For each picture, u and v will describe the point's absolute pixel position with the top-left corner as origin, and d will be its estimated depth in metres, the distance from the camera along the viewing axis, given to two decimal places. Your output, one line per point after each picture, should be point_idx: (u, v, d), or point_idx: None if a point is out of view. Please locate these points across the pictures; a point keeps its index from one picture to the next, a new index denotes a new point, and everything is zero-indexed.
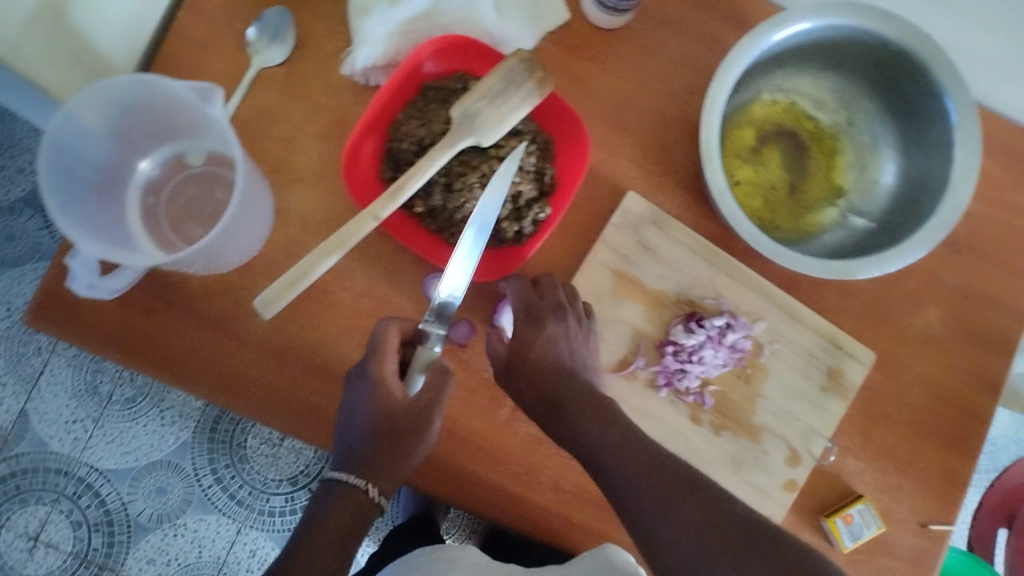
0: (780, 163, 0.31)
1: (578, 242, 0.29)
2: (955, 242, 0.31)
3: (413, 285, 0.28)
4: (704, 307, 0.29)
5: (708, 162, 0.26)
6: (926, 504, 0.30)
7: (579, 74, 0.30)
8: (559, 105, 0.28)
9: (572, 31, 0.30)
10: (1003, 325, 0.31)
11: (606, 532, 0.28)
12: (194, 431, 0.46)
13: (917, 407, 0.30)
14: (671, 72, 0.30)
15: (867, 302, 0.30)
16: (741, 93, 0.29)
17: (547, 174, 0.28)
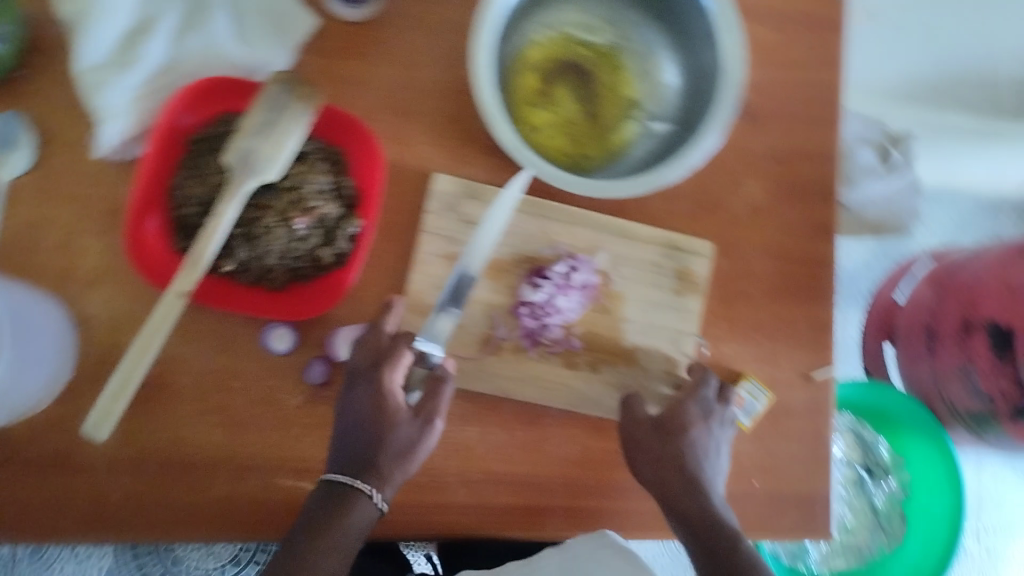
0: (571, 95, 0.31)
1: (405, 241, 0.29)
2: (753, 113, 0.31)
3: (253, 342, 0.27)
4: (542, 258, 0.30)
5: (493, 123, 0.26)
6: (804, 359, 0.31)
7: (347, 74, 0.28)
8: (336, 115, 0.27)
9: (325, 33, 0.28)
10: (821, 174, 0.32)
11: (522, 503, 0.29)
12: (116, 556, 0.44)
13: (769, 277, 0.31)
14: (437, 41, 0.29)
15: (693, 198, 0.31)
16: (509, 42, 0.29)
17: (346, 187, 0.27)
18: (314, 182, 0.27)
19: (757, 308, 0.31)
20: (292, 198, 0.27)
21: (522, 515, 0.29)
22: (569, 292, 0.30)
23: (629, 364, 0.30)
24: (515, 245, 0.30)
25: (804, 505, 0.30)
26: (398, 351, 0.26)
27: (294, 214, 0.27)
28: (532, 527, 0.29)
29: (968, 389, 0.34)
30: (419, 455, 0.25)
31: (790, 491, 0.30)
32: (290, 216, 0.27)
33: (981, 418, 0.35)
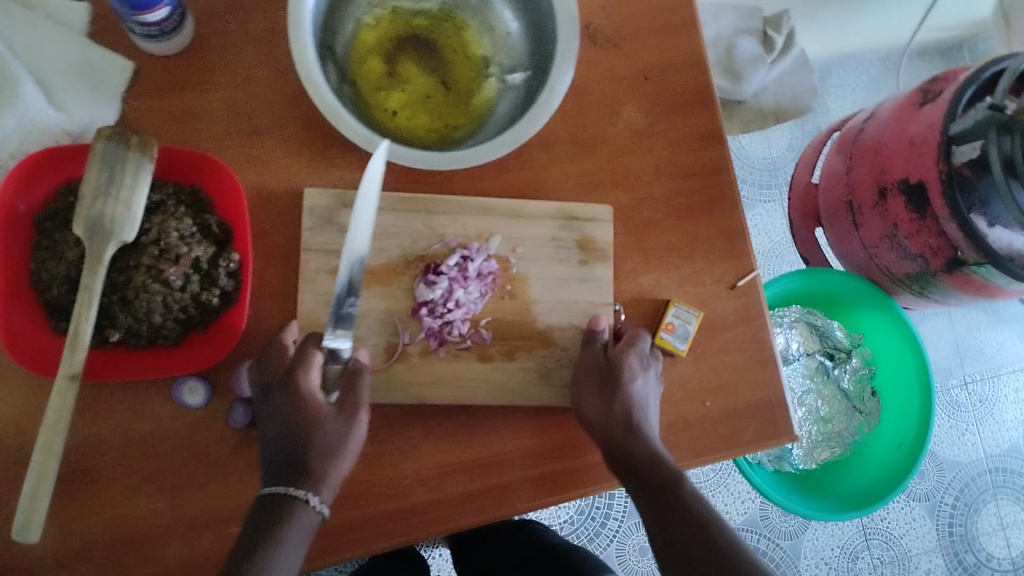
0: (419, 68, 0.30)
1: (292, 267, 0.28)
2: (607, 36, 0.31)
3: (164, 402, 0.27)
4: (434, 254, 0.29)
5: (341, 121, 0.25)
6: (726, 268, 0.30)
7: (185, 109, 0.28)
8: (178, 153, 0.26)
9: (146, 75, 0.27)
10: (695, 79, 0.31)
11: (482, 484, 0.28)
12: None
13: (669, 198, 0.30)
14: (266, 54, 0.28)
15: (573, 138, 0.30)
16: (337, 33, 0.28)
17: (212, 224, 0.26)
18: (177, 227, 0.26)
19: (665, 232, 0.30)
20: (159, 250, 0.25)
21: (482, 502, 0.28)
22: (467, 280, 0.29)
23: (543, 344, 0.29)
24: (404, 246, 0.29)
25: (764, 413, 0.30)
26: (308, 352, 0.25)
27: (165, 266, 0.25)
28: (495, 510, 0.28)
29: (899, 252, 0.34)
30: (349, 450, 0.24)
31: (747, 404, 0.30)
32: (161, 268, 0.25)
33: (919, 278, 0.35)
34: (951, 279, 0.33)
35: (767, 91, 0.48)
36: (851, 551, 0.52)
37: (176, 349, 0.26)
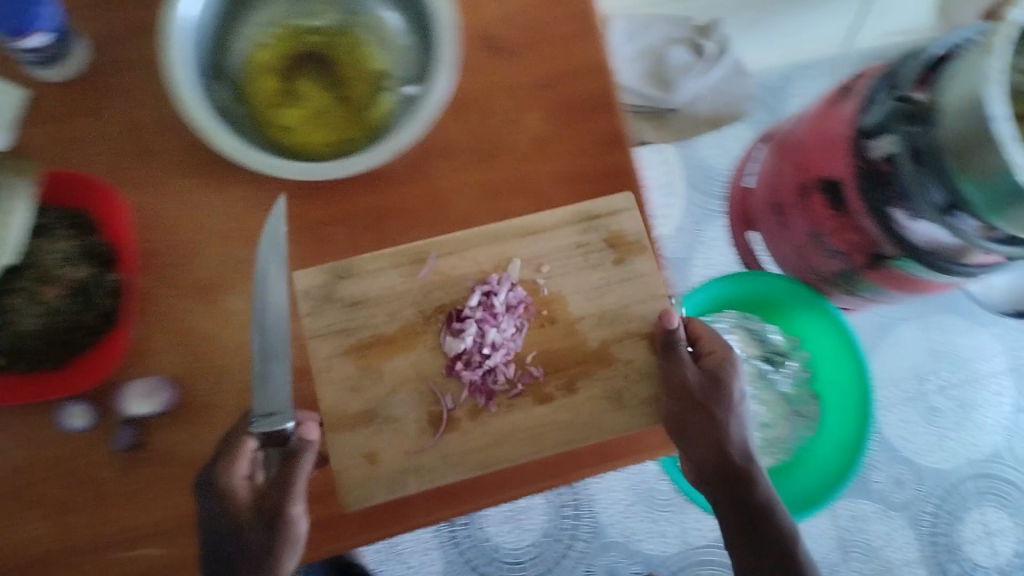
0: (314, 83, 0.35)
1: (151, 282, 0.35)
2: (494, 45, 0.39)
3: (53, 421, 0.34)
4: (370, 299, 0.39)
5: (214, 135, 0.31)
6: (585, 278, 0.39)
7: (64, 158, 0.36)
8: (58, 179, 0.34)
9: (37, 108, 0.36)
10: (589, 82, 0.39)
11: (319, 491, 0.37)
12: None
13: (528, 206, 0.39)
14: (152, 96, 0.36)
15: (466, 130, 0.39)
16: (228, 51, 0.34)
17: (95, 243, 0.34)
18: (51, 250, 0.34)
19: (614, 297, 0.39)
20: (37, 274, 0.34)
21: (321, 500, 0.37)
22: (496, 312, 0.39)
23: (607, 364, 0.38)
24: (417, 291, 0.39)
25: (614, 399, 0.38)
26: (241, 442, 0.32)
27: (43, 288, 0.34)
28: (342, 506, 0.36)
29: (825, 249, 0.49)
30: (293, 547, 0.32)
31: (603, 393, 0.38)
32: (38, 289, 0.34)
33: (849, 276, 0.49)
34: (879, 274, 0.46)
35: (701, 99, 0.63)
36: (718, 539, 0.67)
37: (53, 373, 0.33)
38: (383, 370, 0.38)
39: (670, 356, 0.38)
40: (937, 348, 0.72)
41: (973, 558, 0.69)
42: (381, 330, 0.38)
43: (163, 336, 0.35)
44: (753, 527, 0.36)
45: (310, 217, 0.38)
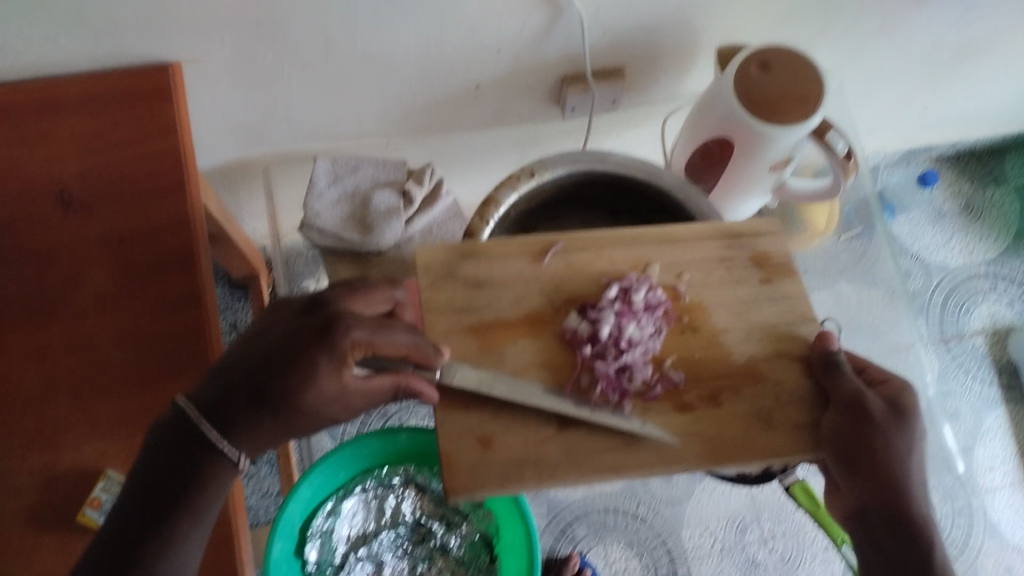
0: (92, 300, 0.73)
1: (185, 336, 0.72)
2: (145, 197, 0.75)
3: (238, 386, 0.55)
4: (548, 279, 0.62)
5: (138, 309, 0.72)
6: (662, 280, 0.63)
7: (111, 329, 0.72)
8: (132, 327, 0.72)
9: (86, 326, 0.72)
10: (169, 194, 0.76)
11: (519, 431, 0.56)
12: (409, 560, 1.09)
13: (200, 282, 0.74)
14: (117, 311, 0.72)
15: (168, 257, 0.74)
16: (75, 291, 0.73)
17: (172, 324, 0.72)
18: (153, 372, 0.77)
19: (755, 315, 0.61)
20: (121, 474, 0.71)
21: (521, 441, 0.56)
22: (637, 310, 0.61)
23: (711, 351, 0.60)
24: (545, 284, 0.62)
25: (725, 378, 0.59)
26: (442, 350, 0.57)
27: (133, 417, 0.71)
28: (540, 454, 0.56)
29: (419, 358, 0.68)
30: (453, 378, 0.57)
31: (709, 373, 0.59)
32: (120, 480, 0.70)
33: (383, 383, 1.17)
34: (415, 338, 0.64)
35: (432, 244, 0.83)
36: None
37: (223, 394, 0.55)
38: (534, 352, 0.60)
39: (827, 370, 0.58)
40: (868, 327, 1.18)
41: None
42: (506, 317, 0.61)
43: (164, 361, 0.71)
44: (901, 551, 0.53)
45: (171, 302, 0.73)
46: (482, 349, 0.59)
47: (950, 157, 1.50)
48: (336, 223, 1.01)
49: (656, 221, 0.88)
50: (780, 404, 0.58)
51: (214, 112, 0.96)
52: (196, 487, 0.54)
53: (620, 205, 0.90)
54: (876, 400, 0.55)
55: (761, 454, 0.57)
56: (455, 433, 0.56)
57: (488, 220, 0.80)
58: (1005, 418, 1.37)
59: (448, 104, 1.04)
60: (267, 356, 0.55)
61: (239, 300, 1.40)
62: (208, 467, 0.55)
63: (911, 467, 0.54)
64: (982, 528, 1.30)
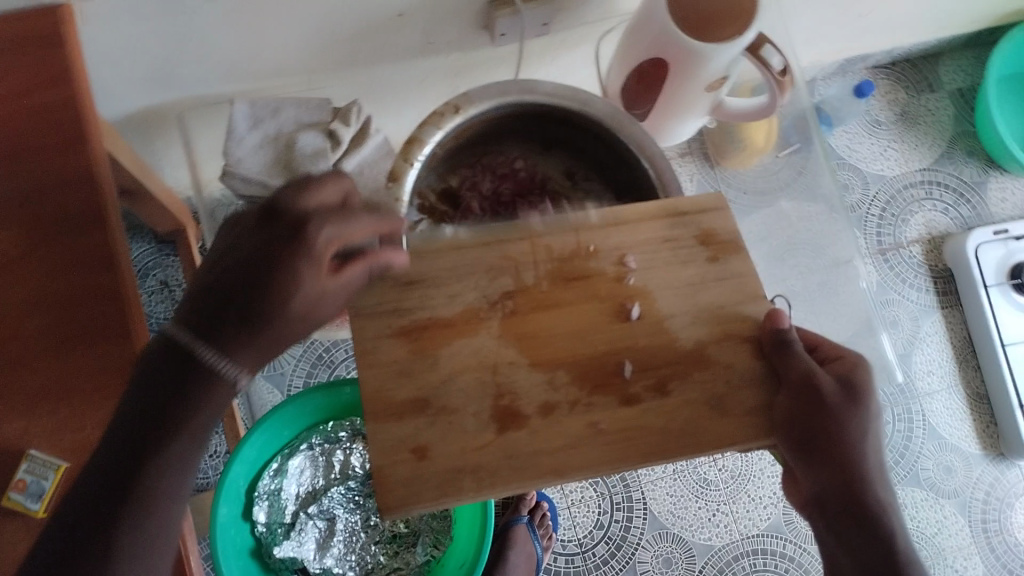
0: (13, 275, 0.74)
1: (110, 303, 0.75)
2: (49, 167, 0.75)
3: (208, 324, 0.51)
4: (492, 272, 0.55)
5: (61, 276, 0.75)
6: (605, 262, 0.56)
7: (35, 299, 0.74)
8: (57, 295, 0.75)
9: (11, 300, 0.74)
10: (73, 162, 0.76)
11: (462, 442, 0.52)
12: (361, 515, 1.05)
13: (121, 246, 0.76)
14: (39, 281, 0.75)
15: (81, 224, 0.75)
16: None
17: (95, 290, 0.75)
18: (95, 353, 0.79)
19: (704, 297, 0.56)
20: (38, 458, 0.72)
21: (460, 451, 0.52)
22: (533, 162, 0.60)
23: (663, 332, 0.55)
24: (480, 279, 0.55)
25: (675, 363, 0.54)
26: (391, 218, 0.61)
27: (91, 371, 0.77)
28: (480, 455, 0.52)
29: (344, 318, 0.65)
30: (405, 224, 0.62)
31: (661, 355, 0.54)
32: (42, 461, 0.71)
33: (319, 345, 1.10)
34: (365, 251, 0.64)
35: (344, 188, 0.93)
36: (600, 523, 1.24)
37: (207, 322, 0.51)
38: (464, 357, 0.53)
39: (778, 351, 0.54)
40: (806, 240, 1.17)
41: (714, 542, 1.25)
42: (443, 316, 0.54)
43: (87, 330, 0.74)
44: (860, 526, 0.56)
45: (91, 266, 0.75)
46: (412, 340, 0.54)
47: (883, 66, 1.48)
48: (258, 167, 0.94)
49: (597, 153, 0.82)
50: (731, 389, 0.54)
51: (100, 58, 0.87)
52: (195, 408, 0.52)
53: (562, 138, 0.84)
54: (826, 379, 0.55)
55: (715, 445, 0.53)
56: (388, 449, 0.51)
57: (412, 162, 0.72)
58: (941, 323, 1.40)
59: (367, 35, 0.96)
60: (237, 268, 0.51)
61: (168, 256, 1.32)
62: (211, 383, 0.52)
63: (865, 448, 0.56)
64: (921, 432, 1.34)
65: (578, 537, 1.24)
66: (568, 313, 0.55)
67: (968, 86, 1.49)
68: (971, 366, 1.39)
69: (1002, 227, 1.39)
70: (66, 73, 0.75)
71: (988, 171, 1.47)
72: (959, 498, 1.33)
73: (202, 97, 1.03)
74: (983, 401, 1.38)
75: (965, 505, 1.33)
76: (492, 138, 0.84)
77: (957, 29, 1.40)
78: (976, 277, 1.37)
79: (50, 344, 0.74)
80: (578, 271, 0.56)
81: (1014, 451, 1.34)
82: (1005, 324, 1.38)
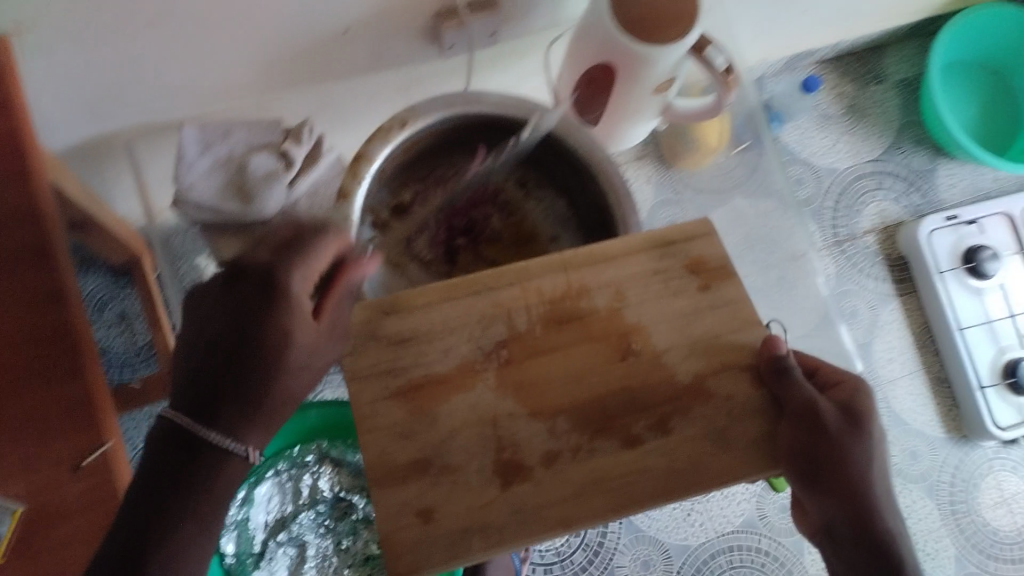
0: None
1: (59, 336, 0.72)
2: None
3: (213, 395, 0.55)
4: (485, 319, 0.53)
5: (6, 315, 0.72)
6: (602, 296, 0.54)
7: None
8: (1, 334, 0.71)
9: None
10: (16, 198, 0.73)
11: (464, 496, 0.49)
12: (332, 538, 1.01)
13: (73, 281, 0.74)
14: None
15: (26, 262, 0.73)
16: None
17: (44, 326, 0.72)
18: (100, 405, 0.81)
19: (699, 326, 0.53)
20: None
21: (465, 506, 0.49)
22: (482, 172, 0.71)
23: (662, 367, 0.52)
24: (473, 329, 0.53)
25: (678, 400, 0.52)
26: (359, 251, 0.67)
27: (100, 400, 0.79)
28: (488, 513, 0.49)
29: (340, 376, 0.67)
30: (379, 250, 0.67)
31: (662, 395, 0.52)
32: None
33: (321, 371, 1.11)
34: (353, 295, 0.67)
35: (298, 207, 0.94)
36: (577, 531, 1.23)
37: (210, 391, 0.55)
38: (450, 409, 0.51)
39: (778, 378, 0.52)
40: (767, 234, 1.17)
41: (689, 540, 1.25)
42: (437, 372, 0.52)
43: (36, 368, 0.71)
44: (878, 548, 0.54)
45: (39, 302, 0.72)
46: (409, 399, 0.51)
47: (829, 59, 1.50)
48: (210, 194, 0.92)
49: (546, 159, 0.81)
50: (732, 420, 0.51)
51: (39, 91, 0.84)
52: (202, 487, 0.55)
53: (528, 161, 0.83)
54: (828, 408, 0.53)
55: (720, 481, 0.50)
56: (394, 514, 0.48)
57: (361, 179, 0.70)
58: (899, 311, 1.43)
59: (316, 54, 0.95)
60: (225, 336, 0.55)
61: (122, 287, 1.28)
62: (216, 457, 0.55)
63: (877, 485, 0.54)
64: (886, 419, 1.37)
65: (555, 546, 1.23)
66: (565, 357, 0.52)
67: (912, 77, 1.52)
68: (931, 351, 1.42)
69: (952, 213, 1.43)
70: (5, 107, 0.73)
71: (936, 158, 1.50)
72: (928, 481, 1.35)
73: (147, 125, 1.00)
74: (944, 384, 1.41)
75: (933, 487, 1.35)
76: (441, 153, 0.82)
77: (899, 21, 1.43)
78: (930, 265, 1.40)
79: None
80: (570, 313, 0.54)
81: (977, 432, 1.37)
82: (961, 307, 1.41)
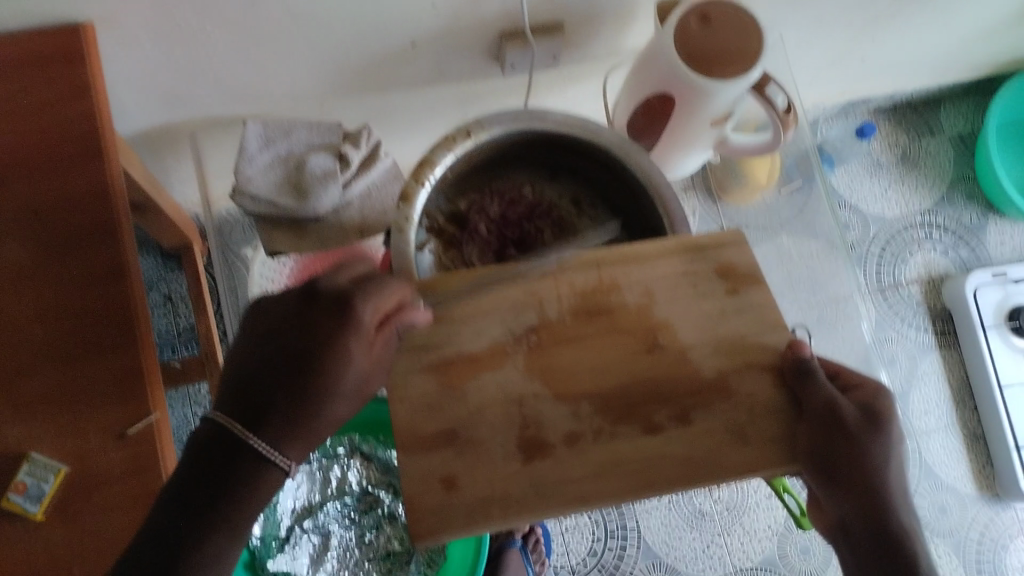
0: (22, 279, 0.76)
1: (118, 306, 0.76)
2: (65, 176, 0.77)
3: (262, 399, 0.50)
4: (516, 305, 0.56)
5: (72, 282, 0.76)
6: (631, 292, 0.56)
7: (44, 303, 0.76)
8: (65, 299, 0.76)
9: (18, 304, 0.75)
10: (88, 171, 0.78)
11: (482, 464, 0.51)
12: (356, 531, 1.02)
13: (133, 253, 0.78)
14: (49, 285, 0.76)
15: (93, 231, 0.77)
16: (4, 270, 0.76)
17: (105, 295, 0.76)
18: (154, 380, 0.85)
19: (723, 328, 0.55)
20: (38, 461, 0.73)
21: (484, 479, 0.51)
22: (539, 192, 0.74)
23: (685, 364, 0.54)
24: (507, 314, 0.55)
25: (698, 393, 0.53)
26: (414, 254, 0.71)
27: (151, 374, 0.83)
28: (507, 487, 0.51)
29: None
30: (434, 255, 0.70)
31: (684, 389, 0.53)
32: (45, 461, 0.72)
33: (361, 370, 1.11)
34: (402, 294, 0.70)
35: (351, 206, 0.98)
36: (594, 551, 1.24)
37: (263, 396, 0.50)
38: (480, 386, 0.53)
39: (799, 379, 0.53)
40: (809, 275, 1.17)
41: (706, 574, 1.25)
42: (468, 351, 0.54)
43: (93, 335, 0.75)
44: None
45: (101, 271, 0.77)
46: (443, 372, 0.54)
47: (886, 108, 1.50)
48: (268, 187, 0.95)
49: (605, 177, 0.83)
50: (751, 417, 0.53)
51: (119, 78, 0.89)
52: (239, 498, 0.50)
53: (582, 170, 0.85)
54: (849, 407, 0.51)
55: (734, 475, 0.51)
56: (419, 478, 0.51)
57: (424, 184, 0.73)
58: (939, 364, 1.41)
59: (383, 63, 0.99)
60: (289, 341, 0.51)
61: (173, 271, 1.33)
62: (262, 468, 0.50)
63: None
64: (916, 470, 1.35)
65: (571, 564, 1.24)
66: (592, 347, 0.54)
67: (969, 132, 1.51)
68: (968, 407, 1.40)
69: (1001, 268, 1.40)
70: (85, 87, 0.78)
71: (988, 214, 1.49)
72: (957, 538, 1.33)
73: (214, 119, 1.05)
74: (979, 441, 1.39)
75: (961, 546, 1.33)
76: (499, 164, 0.86)
77: (957, 75, 1.43)
78: (974, 320, 1.38)
79: (57, 348, 0.75)
80: (601, 306, 0.56)
81: (1009, 493, 1.34)
82: (1004, 366, 1.38)
